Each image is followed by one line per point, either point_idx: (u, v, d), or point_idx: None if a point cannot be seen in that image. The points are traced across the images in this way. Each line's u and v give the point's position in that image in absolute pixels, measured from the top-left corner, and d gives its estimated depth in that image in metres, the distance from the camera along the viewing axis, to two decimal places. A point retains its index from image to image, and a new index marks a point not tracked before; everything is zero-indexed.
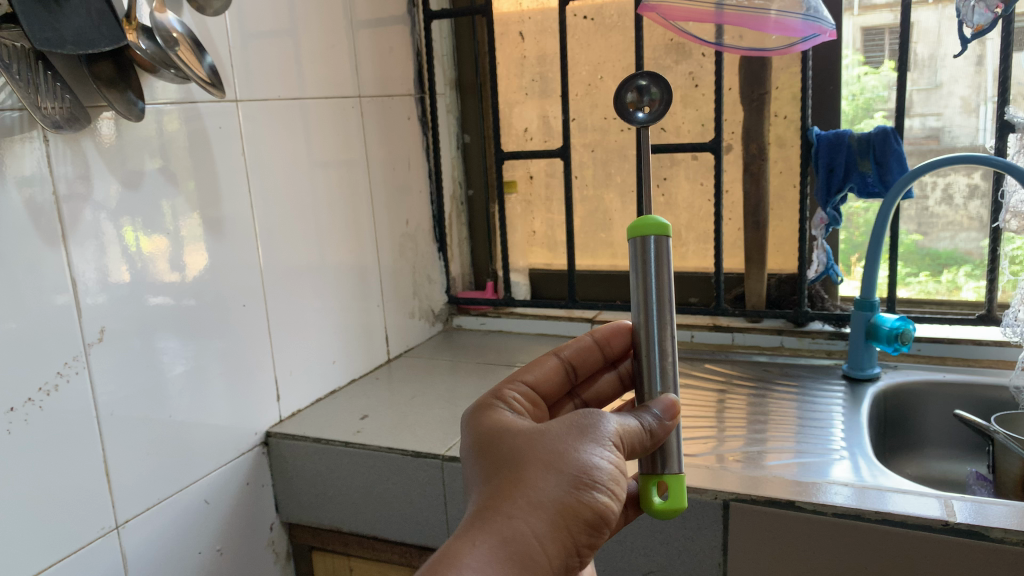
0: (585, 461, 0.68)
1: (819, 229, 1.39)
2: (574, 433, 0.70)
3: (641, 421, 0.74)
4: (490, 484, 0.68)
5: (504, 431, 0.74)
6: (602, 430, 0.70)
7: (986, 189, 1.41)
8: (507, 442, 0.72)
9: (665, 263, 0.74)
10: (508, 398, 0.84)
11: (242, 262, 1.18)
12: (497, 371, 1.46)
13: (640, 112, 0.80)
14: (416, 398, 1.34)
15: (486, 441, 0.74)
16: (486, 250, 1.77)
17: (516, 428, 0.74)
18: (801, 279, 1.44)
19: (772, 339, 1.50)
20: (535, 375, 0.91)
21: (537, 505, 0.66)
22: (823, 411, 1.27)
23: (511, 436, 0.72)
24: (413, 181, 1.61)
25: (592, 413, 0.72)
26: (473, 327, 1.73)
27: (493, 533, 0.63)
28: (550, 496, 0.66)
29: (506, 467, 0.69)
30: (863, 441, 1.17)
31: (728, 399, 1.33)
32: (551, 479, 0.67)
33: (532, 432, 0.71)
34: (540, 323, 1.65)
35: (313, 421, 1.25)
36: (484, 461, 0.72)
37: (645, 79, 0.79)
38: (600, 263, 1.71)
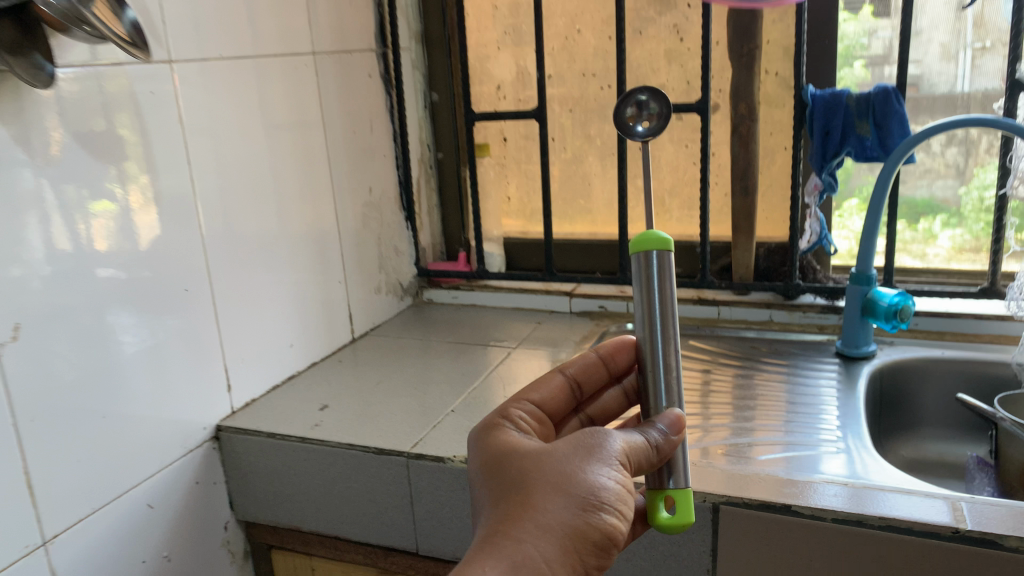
0: (591, 487, 0.74)
1: (813, 196, 1.29)
2: (582, 459, 0.76)
3: (648, 437, 0.80)
4: (505, 508, 0.75)
5: (517, 455, 0.80)
6: (608, 452, 0.77)
7: (964, 136, 1.32)
8: (520, 466, 0.78)
9: (671, 284, 0.83)
10: (514, 417, 0.94)
11: (189, 240, 1.08)
12: (468, 352, 1.37)
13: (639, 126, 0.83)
14: (382, 384, 1.25)
15: (502, 466, 0.80)
16: (458, 218, 1.66)
17: (528, 452, 0.80)
18: (794, 249, 1.34)
19: (761, 314, 1.40)
20: (542, 394, 1.02)
21: (546, 529, 0.72)
22: (813, 392, 1.19)
23: (524, 461, 0.79)
24: (376, 144, 1.49)
25: (600, 435, 0.78)
26: (444, 302, 1.61)
27: (505, 557, 0.70)
28: (559, 520, 0.72)
29: (519, 492, 0.75)
30: (860, 424, 1.10)
31: (714, 379, 1.24)
32: (560, 504, 0.73)
33: (544, 457, 0.78)
34: (515, 297, 1.55)
35: (269, 412, 1.15)
36: (498, 484, 0.79)
37: (645, 95, 0.84)
38: (578, 231, 1.61)
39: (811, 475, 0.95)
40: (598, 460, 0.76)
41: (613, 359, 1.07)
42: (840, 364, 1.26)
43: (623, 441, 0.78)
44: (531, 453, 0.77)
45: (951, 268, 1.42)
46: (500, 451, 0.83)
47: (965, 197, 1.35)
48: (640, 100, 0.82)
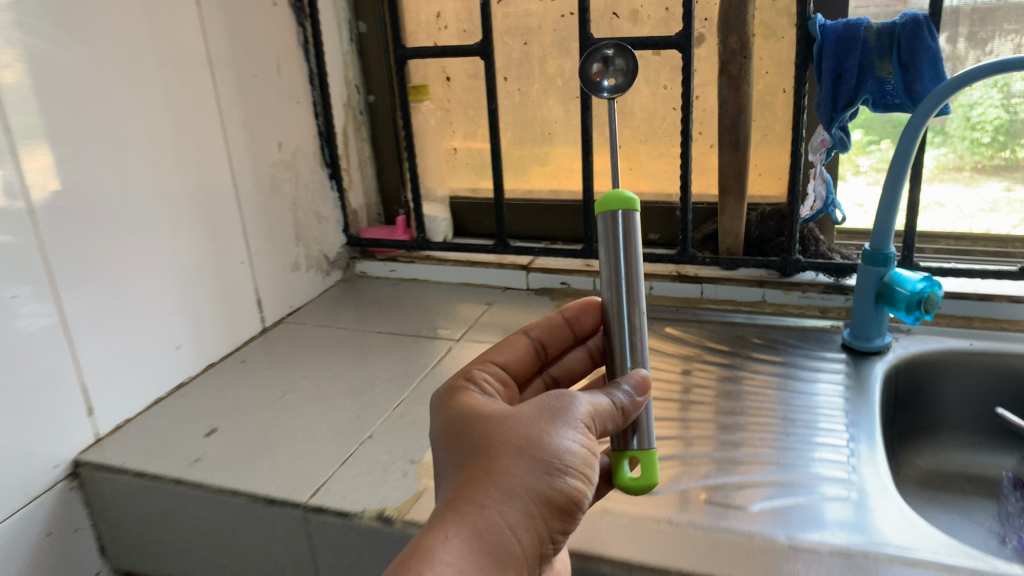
0: (562, 445, 0.59)
1: (818, 154, 1.05)
2: (546, 415, 0.61)
3: (611, 399, 0.65)
4: (459, 473, 0.59)
5: (470, 414, 0.64)
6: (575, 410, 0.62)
7: (953, 55, 1.09)
8: (473, 426, 0.62)
9: (635, 240, 0.74)
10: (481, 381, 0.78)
11: (23, 233, 0.81)
12: (401, 345, 1.14)
13: (604, 84, 0.71)
14: (290, 393, 1.02)
15: (452, 428, 0.63)
16: (395, 174, 1.40)
17: (482, 409, 0.64)
18: (794, 218, 1.10)
19: (753, 293, 1.17)
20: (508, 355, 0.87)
21: (510, 494, 0.56)
22: (813, 393, 0.98)
23: (478, 419, 0.62)
24: (285, 88, 1.21)
25: (562, 393, 0.62)
26: (381, 276, 1.37)
27: (463, 528, 0.53)
28: (525, 484, 0.57)
29: (478, 450, 0.59)
30: (869, 425, 0.91)
31: (695, 379, 1.02)
32: (526, 462, 0.57)
33: (500, 416, 0.62)
34: (463, 271, 1.31)
35: (143, 441, 0.92)
36: (449, 448, 0.62)
37: (610, 49, 0.70)
38: (537, 188, 1.37)
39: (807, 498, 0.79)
40: (564, 415, 0.61)
41: (582, 319, 0.95)
42: (847, 358, 1.04)
43: (588, 400, 0.63)
44: (484, 411, 0.61)
45: (929, 188, 1.20)
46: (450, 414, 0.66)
47: (953, 113, 1.12)
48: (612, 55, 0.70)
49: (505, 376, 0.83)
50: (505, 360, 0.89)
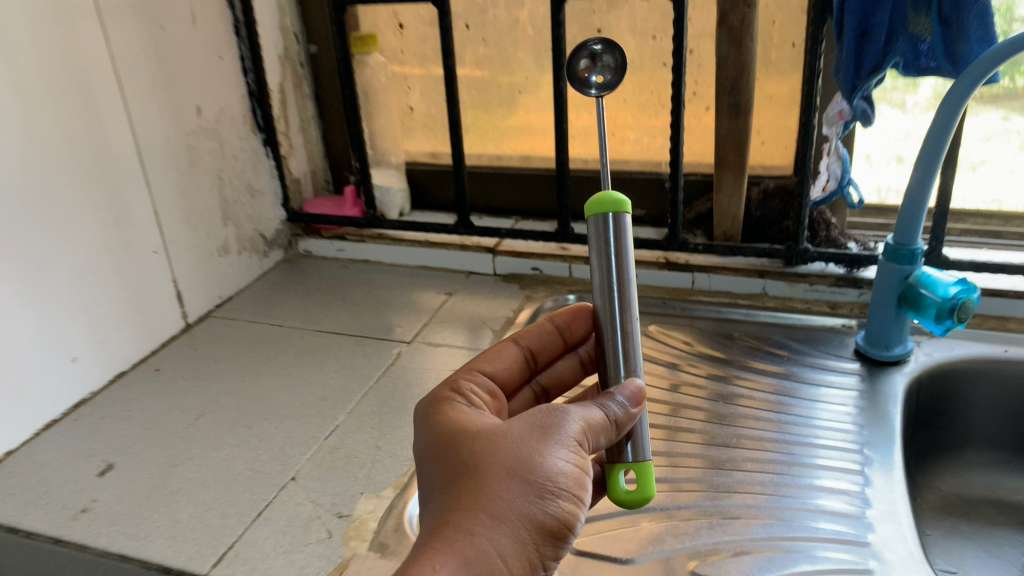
0: (557, 463, 0.49)
1: (834, 127, 0.87)
2: (537, 431, 0.51)
3: (604, 412, 0.55)
4: (439, 497, 0.49)
5: (453, 428, 0.54)
6: (569, 425, 0.52)
7: None
8: (456, 443, 0.52)
9: (626, 245, 0.63)
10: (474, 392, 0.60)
11: None
12: (341, 345, 0.97)
13: (592, 86, 0.57)
14: (208, 414, 0.86)
15: (432, 445, 0.54)
16: (343, 137, 1.22)
17: (466, 423, 0.54)
18: (804, 204, 0.93)
19: (753, 284, 1.01)
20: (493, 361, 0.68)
21: (501, 519, 0.47)
22: (816, 408, 0.84)
23: (462, 434, 0.53)
24: (204, 40, 1.02)
25: (553, 406, 0.52)
26: (329, 256, 1.20)
27: (449, 559, 0.44)
28: (517, 509, 0.47)
29: (463, 470, 0.50)
30: (883, 438, 0.79)
31: (683, 396, 0.87)
32: (518, 483, 0.48)
33: (485, 431, 0.52)
34: (420, 252, 1.14)
35: (23, 483, 0.76)
36: (430, 468, 0.53)
37: (597, 42, 0.56)
38: (505, 154, 1.19)
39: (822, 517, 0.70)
40: (557, 430, 0.51)
41: (574, 326, 0.77)
42: (861, 368, 0.89)
43: (581, 415, 0.53)
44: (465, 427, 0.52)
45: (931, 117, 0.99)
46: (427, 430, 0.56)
47: None
48: (599, 51, 0.56)
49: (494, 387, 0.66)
50: (493, 372, 0.71)
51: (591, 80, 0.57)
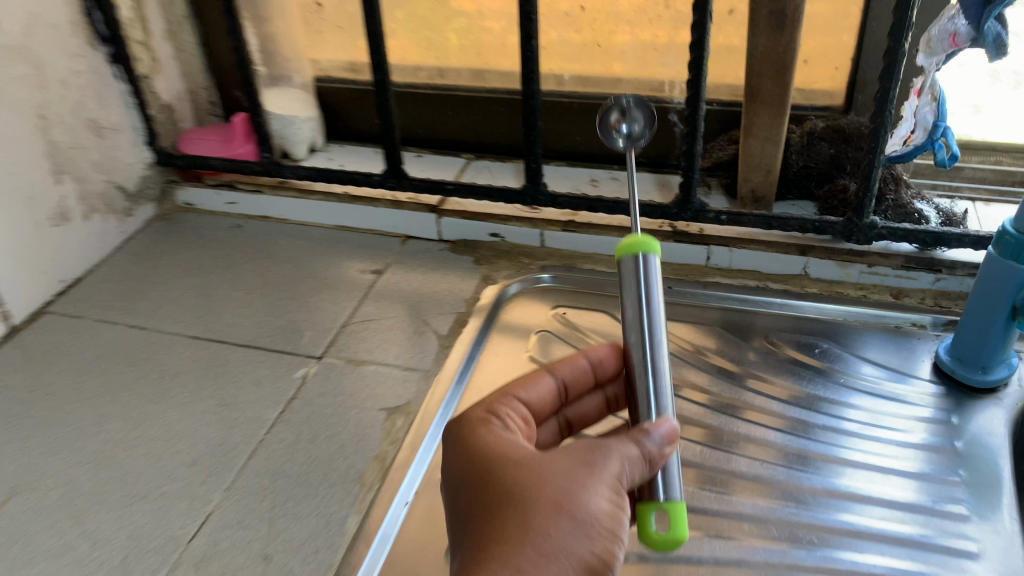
0: (606, 496, 0.38)
1: (937, 57, 0.58)
2: (580, 459, 0.39)
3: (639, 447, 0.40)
4: (469, 533, 0.38)
5: (472, 430, 0.42)
6: (617, 449, 0.39)
7: None
8: (480, 454, 0.41)
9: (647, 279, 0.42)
10: (501, 409, 0.44)
11: None
12: (223, 363, 0.70)
13: (619, 138, 0.58)
14: (19, 496, 0.59)
15: (449, 455, 0.43)
16: (226, 43, 0.88)
17: (489, 427, 0.43)
18: (877, 160, 0.65)
19: (791, 263, 0.75)
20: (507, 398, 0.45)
21: (550, 559, 0.36)
22: (886, 454, 0.61)
23: (487, 444, 0.41)
24: None
25: (595, 439, 0.40)
26: (217, 211, 0.90)
27: None
28: (566, 553, 0.36)
29: (493, 496, 0.39)
30: (987, 501, 0.57)
31: (701, 449, 0.62)
32: (566, 522, 0.37)
33: (519, 454, 0.40)
34: (337, 209, 0.85)
35: None
36: (450, 486, 0.42)
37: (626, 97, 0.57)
38: (450, 68, 0.87)
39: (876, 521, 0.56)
40: (603, 459, 0.39)
41: (611, 363, 0.49)
42: (945, 399, 0.65)
43: (624, 448, 0.39)
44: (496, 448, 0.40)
45: None
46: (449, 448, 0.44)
47: None
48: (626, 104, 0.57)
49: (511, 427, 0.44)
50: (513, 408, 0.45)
51: (618, 135, 0.58)
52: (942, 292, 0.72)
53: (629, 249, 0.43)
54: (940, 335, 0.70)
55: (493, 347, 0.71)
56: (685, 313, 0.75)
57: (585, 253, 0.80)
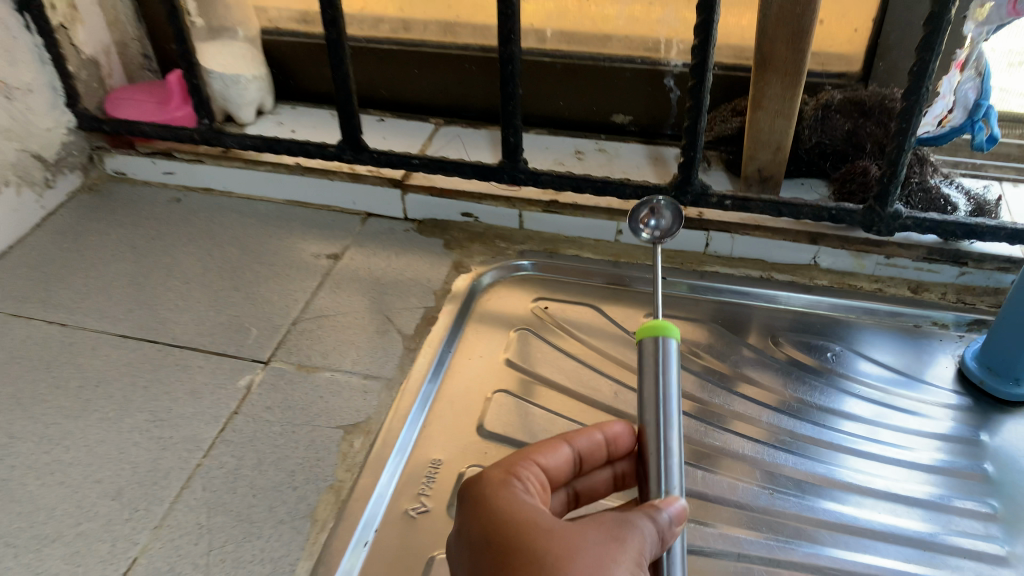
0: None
1: (990, 25, 0.49)
2: (612, 537, 0.34)
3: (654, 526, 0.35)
4: None
5: (490, 489, 0.37)
6: (648, 530, 0.35)
7: None
8: (499, 517, 0.35)
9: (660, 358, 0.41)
10: (516, 474, 0.38)
11: None
12: (155, 369, 0.61)
13: (644, 231, 0.56)
14: None
15: (463, 518, 0.37)
16: None
17: (508, 488, 0.37)
18: (907, 142, 0.55)
19: (799, 251, 0.68)
20: (524, 462, 0.39)
21: None
22: (907, 479, 0.54)
23: (508, 506, 0.36)
24: None
25: (625, 514, 0.35)
26: (154, 180, 0.80)
27: None
28: None
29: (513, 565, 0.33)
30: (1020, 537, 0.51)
31: (701, 475, 0.54)
32: None
33: (546, 524, 0.35)
34: (290, 182, 0.76)
35: None
36: (463, 553, 0.36)
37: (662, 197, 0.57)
38: (417, 22, 0.76)
39: (897, 560, 0.49)
40: (634, 539, 0.34)
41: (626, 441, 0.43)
42: (968, 416, 0.58)
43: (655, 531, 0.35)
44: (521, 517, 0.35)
45: None
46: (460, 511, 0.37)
47: None
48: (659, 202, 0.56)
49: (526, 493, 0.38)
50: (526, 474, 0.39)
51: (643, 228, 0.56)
52: (966, 286, 0.65)
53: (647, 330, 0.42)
54: (963, 337, 0.63)
55: (464, 349, 0.63)
56: (680, 308, 0.67)
57: (567, 236, 0.73)
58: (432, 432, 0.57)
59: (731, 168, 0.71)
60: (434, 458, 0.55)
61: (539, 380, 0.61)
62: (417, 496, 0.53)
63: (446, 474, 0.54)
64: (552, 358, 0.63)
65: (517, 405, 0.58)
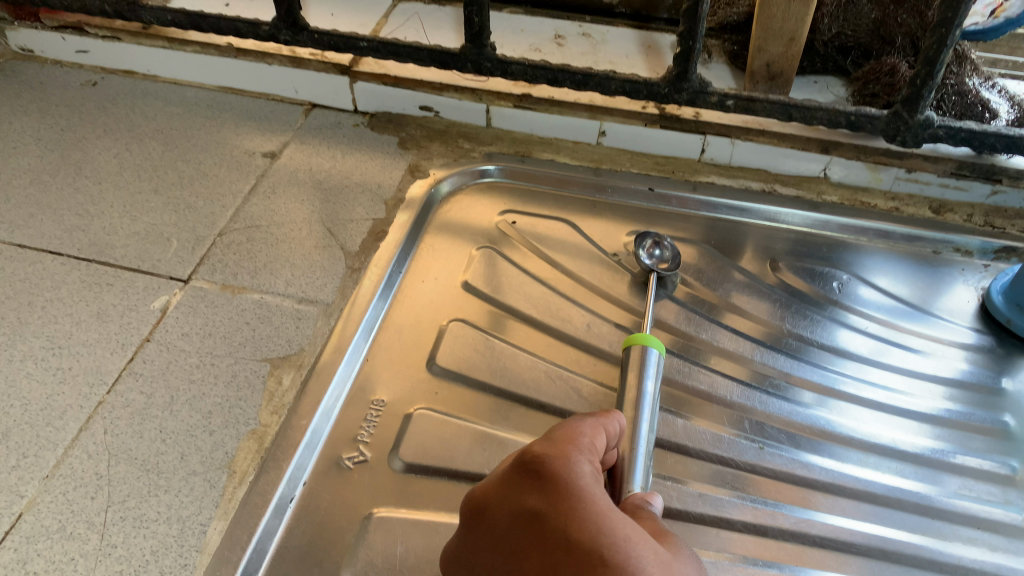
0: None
1: None
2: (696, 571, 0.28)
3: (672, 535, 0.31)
4: None
5: (567, 472, 0.29)
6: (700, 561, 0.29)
7: None
8: (589, 505, 0.27)
9: (640, 375, 0.43)
10: (580, 459, 0.30)
11: None
12: (56, 286, 0.52)
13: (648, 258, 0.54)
14: None
15: (523, 501, 0.28)
16: None
17: (588, 476, 0.29)
18: (950, 37, 0.44)
19: (808, 161, 0.59)
20: (583, 452, 0.31)
21: None
22: (916, 433, 0.48)
23: (598, 497, 0.28)
24: None
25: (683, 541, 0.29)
26: (65, 60, 0.70)
27: None
28: None
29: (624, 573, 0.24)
30: None
31: (681, 425, 0.47)
32: None
33: (646, 540, 0.27)
34: (222, 66, 0.66)
35: None
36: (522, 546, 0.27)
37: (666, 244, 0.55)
38: None
39: (896, 529, 0.43)
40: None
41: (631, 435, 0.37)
42: (980, 357, 0.52)
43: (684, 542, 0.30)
44: (621, 522, 0.27)
45: None
46: (529, 485, 0.28)
47: None
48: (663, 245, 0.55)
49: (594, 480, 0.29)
50: (588, 460, 0.31)
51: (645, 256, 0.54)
52: (995, 207, 0.58)
53: (633, 340, 0.45)
54: (988, 267, 0.56)
55: (417, 269, 0.55)
56: (666, 225, 0.59)
57: (541, 137, 0.64)
58: (374, 369, 0.50)
59: (735, 61, 0.61)
60: (376, 399, 0.48)
61: (502, 309, 0.53)
62: (354, 443, 0.46)
63: (390, 417, 0.47)
64: (516, 281, 0.55)
65: (476, 338, 0.51)
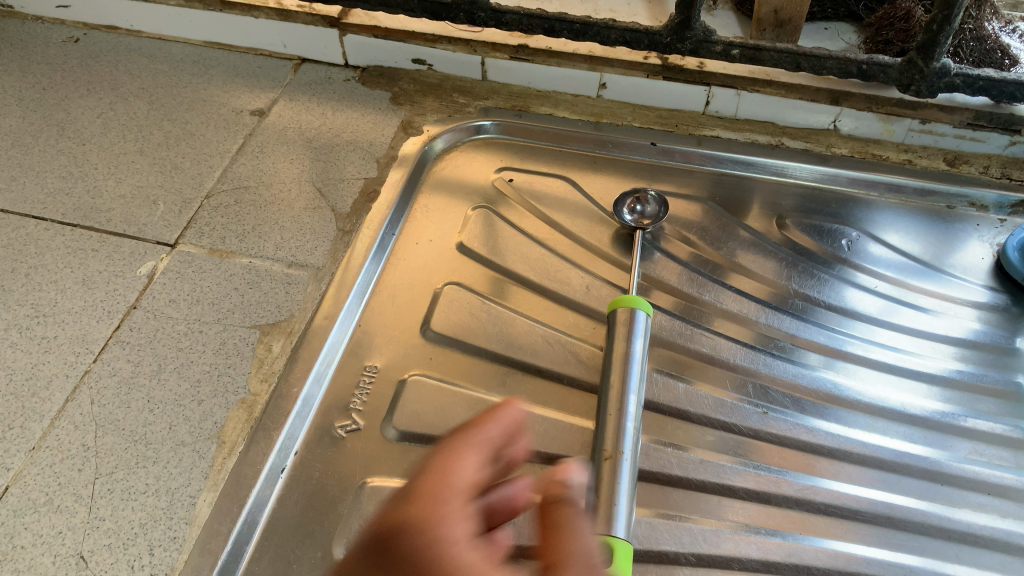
0: None
1: None
2: None
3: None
4: None
5: (428, 550, 0.20)
6: None
7: None
8: None
9: (625, 338, 0.42)
10: (450, 513, 0.21)
11: None
12: (40, 252, 0.51)
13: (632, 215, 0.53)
14: None
15: None
16: None
17: (459, 547, 0.20)
18: None
19: (817, 112, 0.57)
20: (456, 492, 0.21)
21: None
22: (926, 397, 0.46)
23: None
24: None
25: None
26: (47, 16, 0.67)
27: None
28: None
29: None
30: None
31: (683, 390, 0.45)
32: None
33: None
34: (206, 19, 0.63)
35: None
36: None
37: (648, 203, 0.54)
38: None
39: (904, 497, 0.42)
40: None
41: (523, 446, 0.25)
42: (992, 316, 0.50)
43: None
44: None
45: None
46: None
47: None
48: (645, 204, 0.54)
49: (470, 556, 0.20)
50: (466, 508, 0.21)
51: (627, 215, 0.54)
52: (1013, 158, 0.55)
53: (619, 303, 0.43)
54: (1004, 223, 0.54)
55: (412, 231, 0.54)
56: (669, 181, 0.57)
57: (539, 90, 0.62)
58: (368, 334, 0.48)
59: (741, 8, 0.59)
60: (370, 364, 0.47)
61: (499, 271, 0.51)
62: (347, 411, 0.45)
63: (383, 383, 0.46)
64: (513, 241, 0.53)
65: (471, 300, 0.49)
